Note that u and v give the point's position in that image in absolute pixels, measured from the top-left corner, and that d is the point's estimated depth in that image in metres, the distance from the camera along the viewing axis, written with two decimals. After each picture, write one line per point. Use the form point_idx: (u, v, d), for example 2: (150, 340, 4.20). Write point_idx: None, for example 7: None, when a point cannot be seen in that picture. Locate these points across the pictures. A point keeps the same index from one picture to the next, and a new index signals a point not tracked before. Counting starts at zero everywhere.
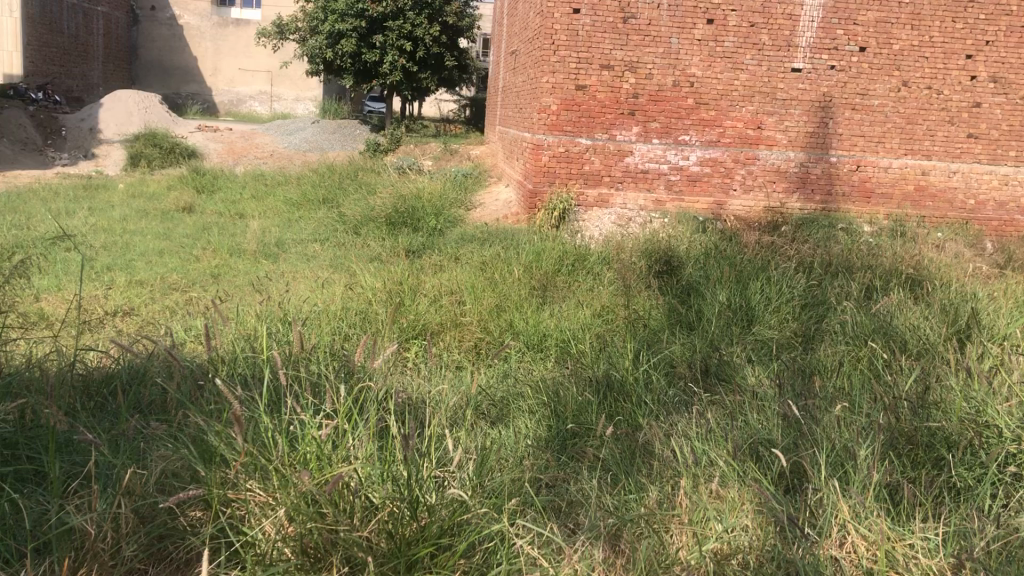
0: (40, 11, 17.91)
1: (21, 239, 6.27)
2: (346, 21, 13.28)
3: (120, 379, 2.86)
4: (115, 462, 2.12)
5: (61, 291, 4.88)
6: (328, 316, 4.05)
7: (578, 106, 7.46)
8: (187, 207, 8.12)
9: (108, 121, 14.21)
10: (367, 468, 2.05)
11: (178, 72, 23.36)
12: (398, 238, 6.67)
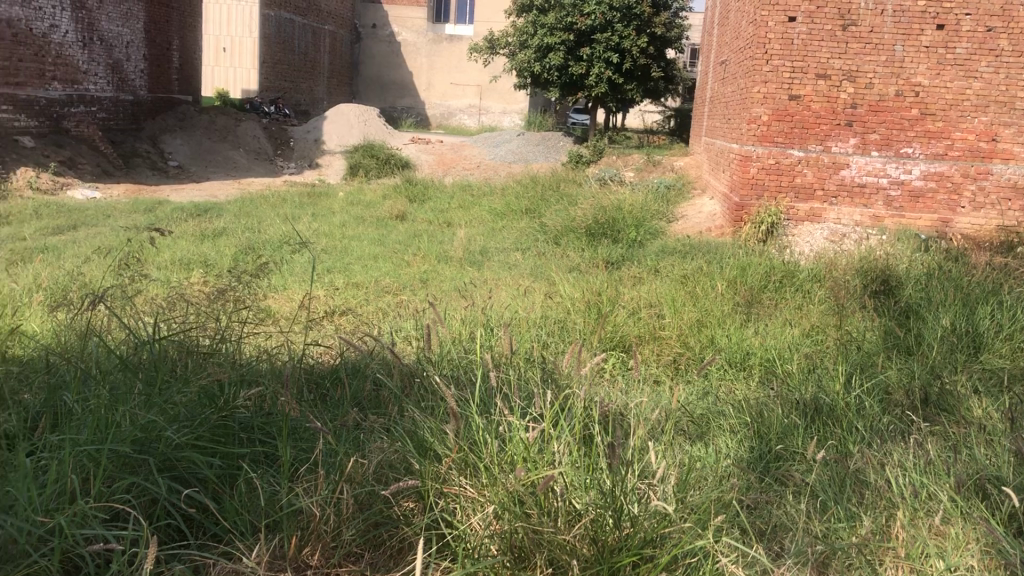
0: (276, 32, 19.42)
1: (254, 241, 6.81)
2: (554, 35, 13.57)
3: (340, 376, 3.05)
4: (338, 449, 2.28)
5: (287, 290, 5.27)
6: (529, 323, 4.14)
7: (791, 117, 7.25)
8: (399, 215, 8.54)
9: (331, 133, 15.18)
10: (573, 474, 2.09)
11: (395, 86, 24.66)
12: (598, 249, 6.70)
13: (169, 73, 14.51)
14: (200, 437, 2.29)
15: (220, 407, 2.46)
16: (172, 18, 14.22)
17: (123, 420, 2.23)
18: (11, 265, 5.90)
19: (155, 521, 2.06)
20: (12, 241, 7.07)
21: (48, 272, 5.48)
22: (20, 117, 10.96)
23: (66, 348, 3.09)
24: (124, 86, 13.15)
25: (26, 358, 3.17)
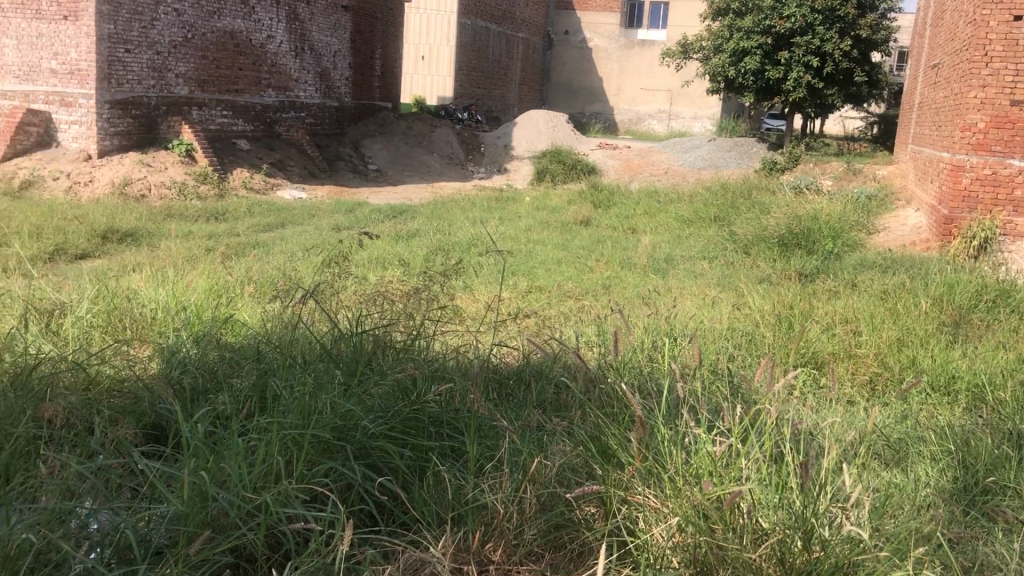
0: (472, 39, 20.01)
1: (444, 243, 7.04)
2: (751, 38, 13.24)
3: (526, 377, 3.09)
4: (523, 449, 2.31)
5: (475, 291, 5.41)
6: (715, 335, 4.04)
7: (1012, 124, 6.71)
8: (584, 220, 8.58)
9: (520, 139, 15.47)
10: (761, 491, 2.02)
11: (584, 92, 24.79)
12: (790, 261, 6.45)
13: (372, 80, 15.26)
14: (393, 429, 2.39)
15: (413, 401, 2.55)
16: (377, 28, 14.96)
17: (325, 407, 2.37)
18: (227, 259, 6.38)
19: (351, 505, 2.17)
20: (229, 236, 7.67)
21: (258, 266, 5.89)
22: (238, 122, 11.86)
23: (274, 337, 3.31)
24: (329, 93, 13.95)
25: (239, 346, 3.43)
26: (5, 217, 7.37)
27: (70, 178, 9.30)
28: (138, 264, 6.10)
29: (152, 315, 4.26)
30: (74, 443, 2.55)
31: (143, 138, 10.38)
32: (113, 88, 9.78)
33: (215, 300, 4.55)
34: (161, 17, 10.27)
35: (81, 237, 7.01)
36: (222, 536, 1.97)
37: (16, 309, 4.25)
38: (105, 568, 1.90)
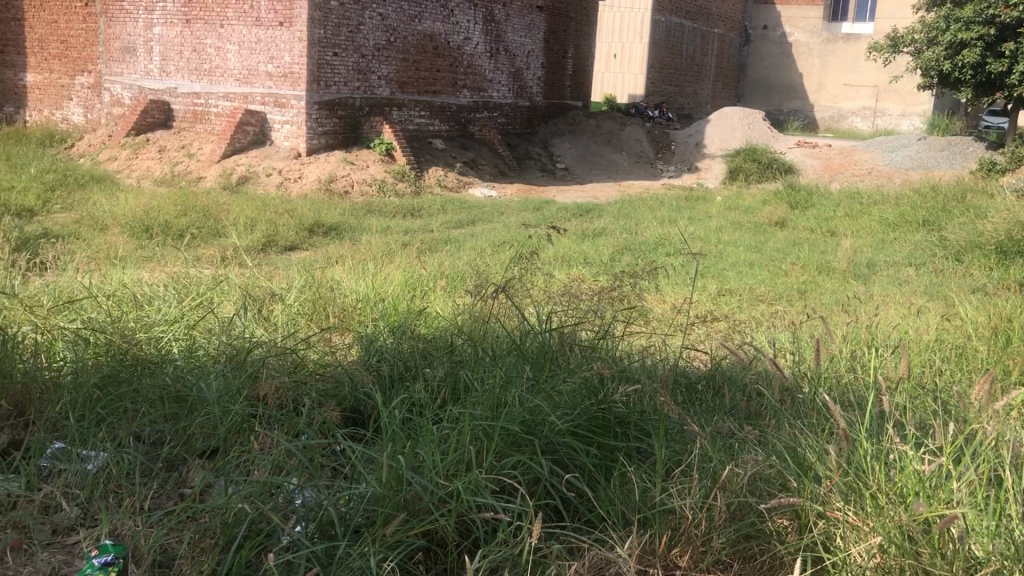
0: (665, 37, 19.77)
1: (631, 243, 6.99)
2: (972, 30, 12.34)
3: (715, 383, 3.01)
4: (712, 455, 2.26)
5: (664, 292, 5.34)
6: (922, 346, 3.80)
7: None
8: (779, 222, 8.28)
9: (713, 137, 15.06)
10: (977, 516, 1.88)
11: (783, 89, 24.06)
12: (1008, 270, 5.95)
13: (563, 80, 15.40)
14: (580, 426, 2.39)
15: (600, 399, 2.54)
16: (570, 27, 15.07)
17: (515, 401, 2.41)
18: (421, 254, 6.62)
19: (538, 500, 2.20)
20: (423, 232, 7.96)
21: (450, 261, 6.08)
22: (435, 122, 12.29)
23: (466, 332, 3.40)
24: (521, 92, 14.21)
25: (432, 338, 3.55)
26: (225, 210, 7.99)
27: (281, 175, 9.95)
28: (340, 257, 6.44)
29: (353, 305, 4.49)
30: (283, 423, 2.72)
31: (347, 138, 10.96)
32: (322, 90, 10.40)
33: (409, 294, 4.73)
34: (366, 22, 10.83)
35: (290, 230, 7.47)
36: (416, 520, 2.05)
37: (233, 296, 4.59)
38: (309, 541, 2.02)
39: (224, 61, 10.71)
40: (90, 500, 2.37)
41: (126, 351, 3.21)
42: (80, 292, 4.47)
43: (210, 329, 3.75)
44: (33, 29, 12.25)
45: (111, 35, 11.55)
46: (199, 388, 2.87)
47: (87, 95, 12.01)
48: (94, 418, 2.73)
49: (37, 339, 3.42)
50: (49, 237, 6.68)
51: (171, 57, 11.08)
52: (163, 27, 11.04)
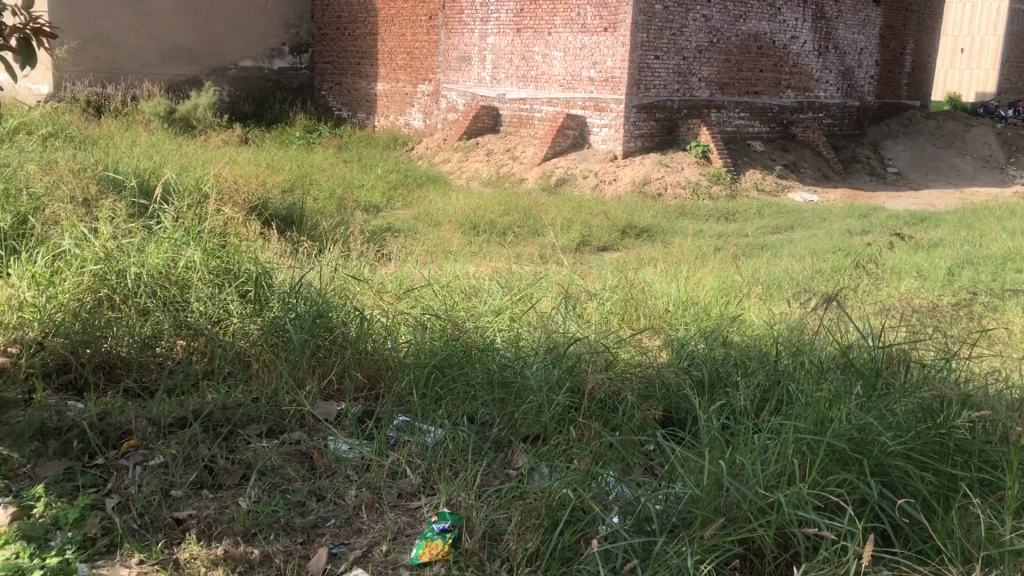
0: None
1: (973, 256, 6.35)
2: None
3: None
4: None
5: (1013, 311, 4.80)
6: None
7: None
8: None
9: None
10: None
11: None
12: None
13: (900, 78, 14.35)
14: (915, 450, 2.24)
15: (939, 424, 2.36)
16: (911, 21, 13.99)
17: (843, 417, 2.32)
18: (735, 258, 6.48)
19: (866, 522, 2.10)
20: (738, 237, 7.79)
21: (766, 268, 5.91)
22: (755, 124, 12.01)
23: (785, 343, 3.30)
24: (851, 92, 13.46)
25: (747, 346, 3.49)
26: (544, 210, 8.37)
27: (597, 177, 10.23)
28: (653, 259, 6.50)
29: (668, 308, 4.52)
30: (601, 417, 2.81)
31: (664, 141, 11.00)
32: (642, 93, 10.55)
33: (723, 300, 4.67)
34: (690, 24, 10.82)
35: (604, 231, 7.68)
36: (733, 526, 2.04)
37: (551, 292, 4.80)
38: (627, 534, 2.09)
39: (550, 67, 11.21)
40: (430, 469, 2.61)
41: (459, 337, 3.49)
42: (418, 282, 4.91)
43: (531, 323, 3.96)
44: (384, 41, 13.58)
45: (450, 46, 12.53)
46: (523, 377, 3.04)
47: (427, 102, 13.11)
48: (434, 397, 3.00)
49: (386, 323, 3.81)
50: (391, 230, 7.40)
51: (502, 65, 11.81)
52: (497, 36, 11.80)
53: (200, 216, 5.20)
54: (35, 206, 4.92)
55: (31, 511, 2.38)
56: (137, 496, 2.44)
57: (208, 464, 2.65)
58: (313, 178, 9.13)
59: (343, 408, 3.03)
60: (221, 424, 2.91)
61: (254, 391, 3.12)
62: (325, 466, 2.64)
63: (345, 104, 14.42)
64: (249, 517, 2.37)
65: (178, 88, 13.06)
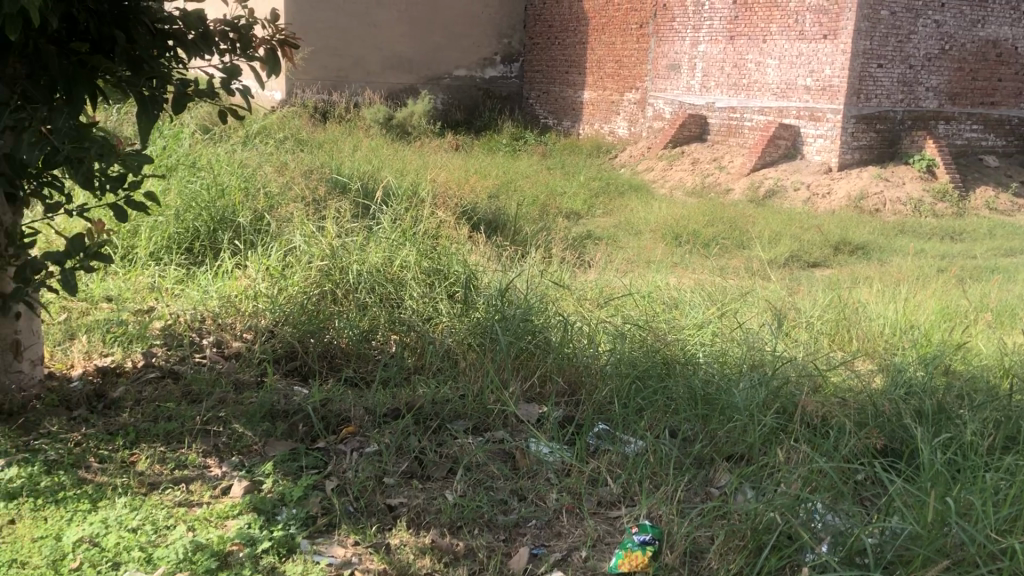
0: None
1: None
2: None
3: None
4: None
5: None
6: None
7: None
8: None
9: None
10: None
11: None
12: None
13: None
14: None
15: None
16: None
17: None
18: (961, 280, 6.03)
19: None
20: (965, 259, 7.22)
21: (997, 292, 5.47)
22: (989, 137, 11.06)
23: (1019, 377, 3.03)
24: None
25: (974, 378, 3.25)
26: (750, 222, 8.13)
27: (809, 190, 9.82)
28: (868, 279, 6.15)
29: (883, 331, 4.28)
30: (810, 440, 2.71)
31: (884, 153, 10.40)
32: (862, 103, 10.04)
33: (947, 326, 4.36)
34: (919, 30, 10.19)
35: (815, 247, 7.38)
36: (958, 570, 1.91)
37: (755, 308, 4.66)
38: (837, 565, 2.00)
39: (763, 76, 10.92)
40: (630, 479, 2.60)
41: (661, 349, 3.46)
42: (619, 292, 4.91)
43: (735, 338, 3.86)
44: (594, 50, 13.68)
45: (661, 54, 12.46)
46: (728, 394, 2.97)
47: (633, 110, 13.07)
48: (636, 407, 2.99)
49: (588, 329, 3.84)
50: (592, 237, 7.43)
51: (713, 73, 11.65)
52: (708, 44, 11.66)
53: (415, 218, 5.45)
54: (270, 204, 5.33)
55: (261, 487, 2.59)
56: (354, 481, 2.60)
57: (418, 455, 2.78)
58: (519, 184, 9.34)
59: (545, 411, 3.08)
60: (430, 417, 3.03)
61: (461, 388, 3.24)
62: (527, 467, 2.70)
63: (552, 112, 14.64)
64: (454, 510, 2.46)
65: (396, 96, 13.70)
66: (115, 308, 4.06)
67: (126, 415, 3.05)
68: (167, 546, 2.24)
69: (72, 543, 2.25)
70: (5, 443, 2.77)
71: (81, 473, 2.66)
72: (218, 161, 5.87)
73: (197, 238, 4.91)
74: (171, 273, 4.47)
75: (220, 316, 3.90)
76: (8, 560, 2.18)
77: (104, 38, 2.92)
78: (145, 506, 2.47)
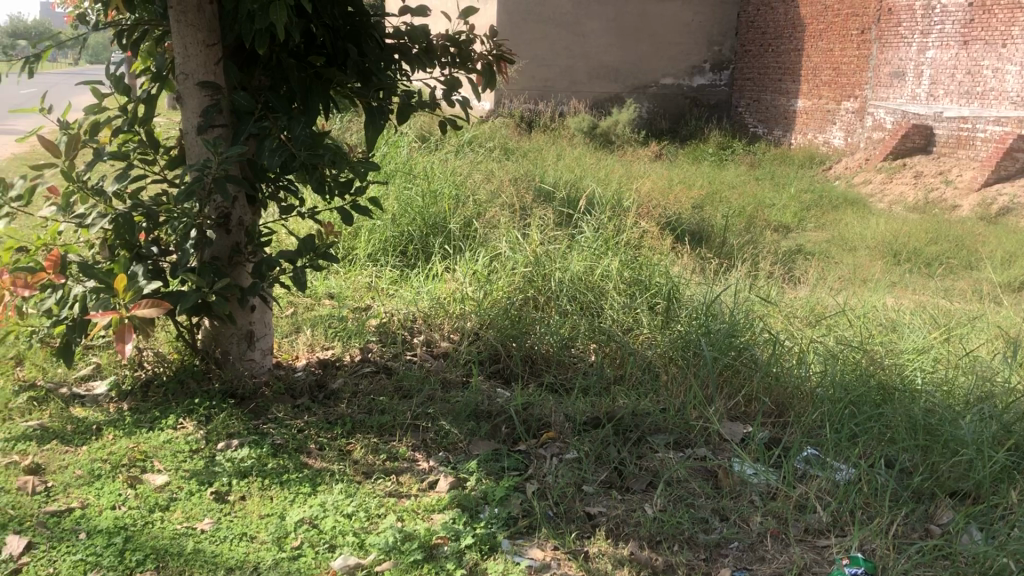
0: None
1: None
2: None
3: None
4: None
5: None
6: None
7: None
8: None
9: None
10: None
11: None
12: None
13: None
14: None
15: None
16: None
17: None
18: None
19: None
20: None
21: None
22: None
23: None
24: None
25: None
26: (981, 241, 7.54)
27: None
28: None
29: None
30: None
31: None
32: None
33: None
34: None
35: None
36: None
37: (984, 334, 4.31)
38: None
39: (1001, 83, 10.09)
40: (841, 508, 2.48)
41: (877, 374, 3.27)
42: (830, 311, 4.69)
43: (961, 365, 3.59)
44: (809, 57, 13.15)
45: (883, 61, 11.79)
46: (954, 426, 2.77)
47: (850, 119, 12.45)
48: (849, 433, 2.83)
49: (796, 348, 3.69)
50: (802, 252, 7.13)
51: (942, 80, 10.90)
52: (938, 49, 10.91)
53: (619, 227, 5.46)
54: (478, 211, 5.51)
55: (465, 484, 2.69)
56: (554, 486, 2.62)
57: (618, 466, 2.77)
58: (726, 195, 9.12)
59: (750, 430, 2.99)
60: (631, 429, 3.01)
61: (662, 402, 3.20)
62: (730, 487, 2.62)
63: (762, 121, 14.21)
64: (653, 523, 2.44)
65: (601, 105, 13.75)
66: (336, 305, 4.34)
67: (343, 406, 3.24)
68: (378, 534, 2.37)
69: (294, 523, 2.42)
70: (238, 425, 3.02)
71: (303, 458, 2.86)
72: (432, 168, 6.13)
73: (410, 241, 5.15)
74: (387, 274, 4.71)
75: (430, 317, 4.06)
76: (239, 532, 2.38)
77: (338, 52, 3.11)
78: (359, 493, 2.62)
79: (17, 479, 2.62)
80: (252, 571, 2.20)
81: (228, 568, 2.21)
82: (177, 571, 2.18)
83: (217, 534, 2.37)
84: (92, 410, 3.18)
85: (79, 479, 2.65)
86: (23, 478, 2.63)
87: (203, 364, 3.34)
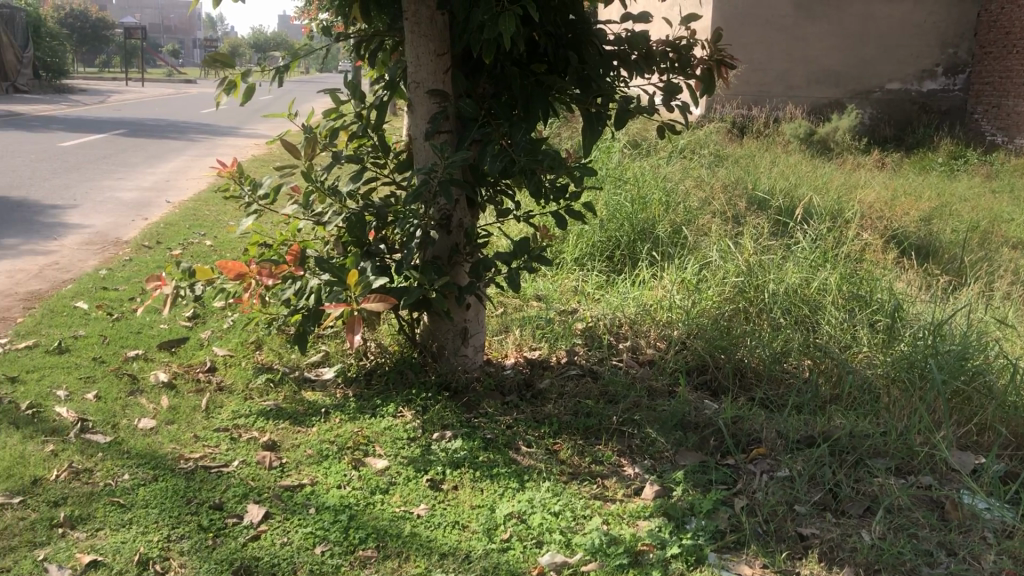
0: None
1: None
2: None
3: None
4: None
5: None
6: None
7: None
8: None
9: None
10: None
11: None
12: None
13: None
14: None
15: None
16: None
17: None
18: None
19: None
20: None
21: None
22: None
23: None
24: None
25: None
26: None
27: None
28: None
29: None
30: None
31: None
32: None
33: None
34: None
35: None
36: None
37: None
38: None
39: None
40: None
41: None
42: None
43: None
44: None
45: None
46: None
47: None
48: None
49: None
50: None
51: None
52: None
53: (838, 238, 5.21)
54: (688, 218, 5.44)
55: (671, 493, 2.67)
56: (764, 503, 2.55)
57: (833, 488, 2.66)
58: (957, 208, 8.47)
59: (983, 463, 2.77)
60: (848, 450, 2.87)
61: (883, 424, 3.03)
62: (959, 520, 2.46)
63: (1002, 128, 13.10)
64: (872, 551, 2.32)
65: (820, 111, 13.19)
66: (544, 307, 4.42)
67: (550, 406, 3.30)
68: (585, 535, 2.40)
69: (504, 516, 2.50)
70: (452, 417, 3.15)
71: (512, 453, 2.94)
72: (642, 174, 6.10)
73: (618, 247, 5.16)
74: (594, 279, 4.75)
75: (636, 323, 4.06)
76: (452, 520, 2.49)
77: (559, 59, 3.19)
78: (566, 493, 2.66)
79: (256, 453, 2.87)
80: (465, 558, 2.30)
81: (442, 553, 2.32)
82: (396, 552, 2.32)
83: (432, 519, 2.49)
84: (320, 394, 3.42)
85: (310, 458, 2.87)
86: (262, 453, 2.87)
87: (421, 358, 3.51)
